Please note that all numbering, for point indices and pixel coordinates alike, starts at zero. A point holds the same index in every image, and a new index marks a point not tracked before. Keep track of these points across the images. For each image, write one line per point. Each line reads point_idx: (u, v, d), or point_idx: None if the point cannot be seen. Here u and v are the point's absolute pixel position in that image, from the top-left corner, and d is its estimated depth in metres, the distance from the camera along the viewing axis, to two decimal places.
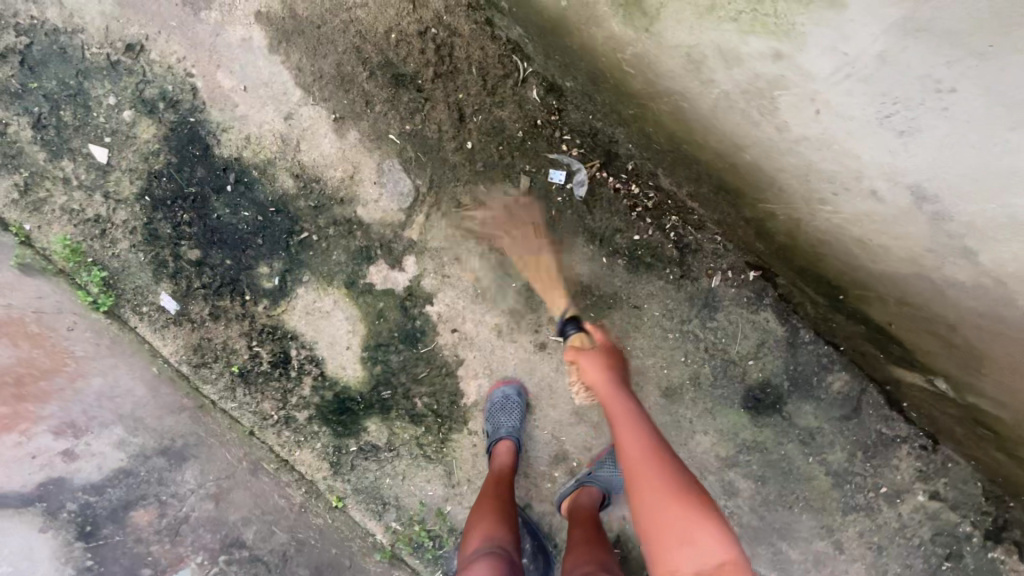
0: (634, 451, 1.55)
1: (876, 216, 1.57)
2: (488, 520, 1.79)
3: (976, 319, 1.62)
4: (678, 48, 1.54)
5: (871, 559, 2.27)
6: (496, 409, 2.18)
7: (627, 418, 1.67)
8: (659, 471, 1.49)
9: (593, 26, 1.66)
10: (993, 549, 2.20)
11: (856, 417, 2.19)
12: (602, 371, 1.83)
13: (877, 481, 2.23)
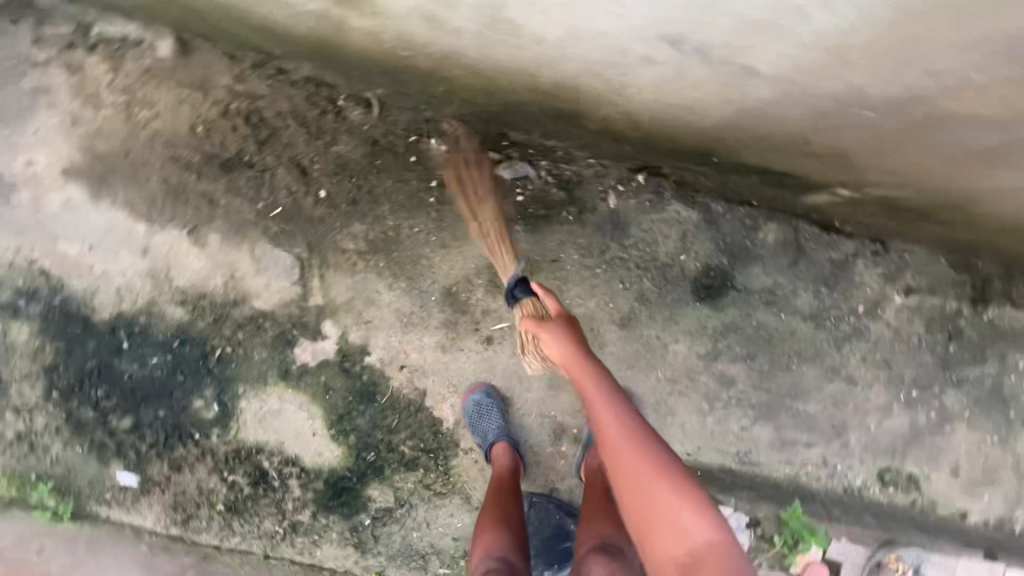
0: (614, 437, 1.40)
1: (668, 78, 1.56)
2: (492, 524, 1.74)
3: (813, 127, 1.65)
4: (412, 15, 1.54)
5: (886, 376, 2.26)
6: (475, 417, 2.13)
7: (608, 401, 1.45)
8: (657, 475, 1.34)
9: (343, 31, 1.69)
10: (979, 311, 2.25)
11: (803, 257, 2.17)
12: (563, 340, 1.61)
13: (853, 304, 2.21)
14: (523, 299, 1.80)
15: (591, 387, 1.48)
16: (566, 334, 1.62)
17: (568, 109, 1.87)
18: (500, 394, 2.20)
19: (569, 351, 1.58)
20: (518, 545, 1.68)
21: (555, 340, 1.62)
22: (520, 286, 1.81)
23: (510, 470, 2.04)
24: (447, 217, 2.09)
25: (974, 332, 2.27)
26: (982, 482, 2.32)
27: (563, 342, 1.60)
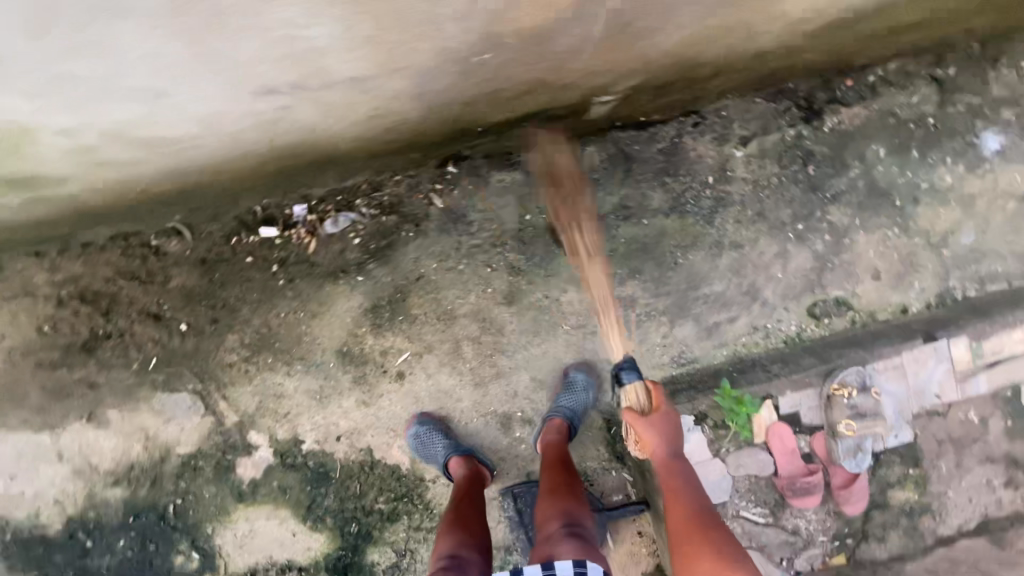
0: (683, 490, 1.77)
1: (335, 98, 1.78)
2: (449, 530, 1.82)
3: (490, 71, 1.80)
4: (114, 147, 1.83)
5: (767, 225, 2.31)
6: (424, 450, 2.20)
7: (686, 481, 1.80)
8: (705, 512, 1.69)
9: (103, 184, 2.00)
10: (817, 125, 2.28)
11: (634, 161, 2.23)
12: (666, 455, 1.86)
13: (702, 178, 2.26)
14: (632, 394, 1.90)
15: (680, 476, 1.82)
16: (662, 429, 1.87)
17: (335, 150, 2.05)
18: (438, 420, 2.26)
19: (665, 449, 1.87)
20: (477, 545, 1.77)
21: (658, 446, 1.87)
22: (626, 378, 1.88)
23: (468, 478, 2.09)
24: (303, 289, 2.15)
25: (825, 144, 2.29)
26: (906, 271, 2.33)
27: (665, 445, 1.87)
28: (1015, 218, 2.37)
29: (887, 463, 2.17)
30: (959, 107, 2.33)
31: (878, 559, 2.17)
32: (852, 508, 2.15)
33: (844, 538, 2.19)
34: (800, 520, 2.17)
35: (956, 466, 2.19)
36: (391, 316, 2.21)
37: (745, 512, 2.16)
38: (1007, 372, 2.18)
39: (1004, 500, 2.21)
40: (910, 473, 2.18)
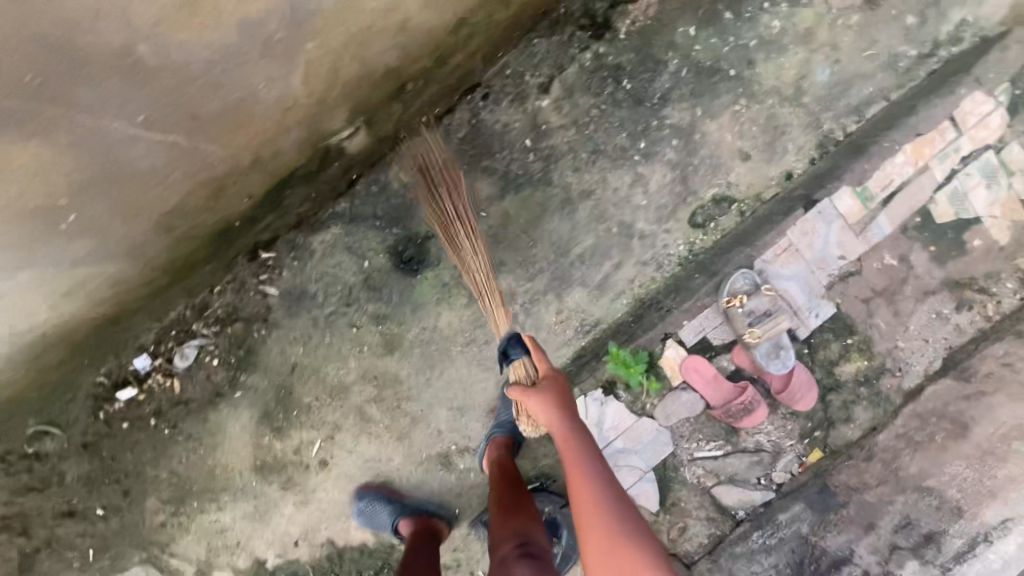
0: (584, 470, 1.52)
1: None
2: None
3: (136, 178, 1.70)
4: None
5: (608, 159, 2.14)
6: (378, 522, 2.14)
7: (587, 458, 1.54)
8: (608, 495, 1.46)
9: None
10: (612, 35, 2.07)
11: (443, 160, 2.07)
12: (557, 425, 1.64)
13: (520, 145, 2.10)
14: (520, 358, 1.79)
15: (574, 449, 1.57)
16: (552, 403, 1.65)
17: (120, 292, 1.94)
18: (379, 486, 2.22)
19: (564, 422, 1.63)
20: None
21: (549, 414, 1.65)
22: (511, 350, 1.79)
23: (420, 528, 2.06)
24: (189, 427, 2.11)
25: (629, 51, 2.09)
26: (770, 141, 2.11)
27: (554, 415, 1.64)
28: (868, 27, 2.06)
29: (821, 343, 2.03)
30: None
31: (855, 441, 2.02)
32: (805, 404, 2.02)
33: (813, 434, 2.05)
34: (758, 436, 2.06)
35: (895, 315, 2.03)
36: (285, 413, 2.15)
37: (699, 451, 2.06)
38: (904, 202, 1.96)
39: (957, 325, 2.04)
40: (850, 341, 2.03)
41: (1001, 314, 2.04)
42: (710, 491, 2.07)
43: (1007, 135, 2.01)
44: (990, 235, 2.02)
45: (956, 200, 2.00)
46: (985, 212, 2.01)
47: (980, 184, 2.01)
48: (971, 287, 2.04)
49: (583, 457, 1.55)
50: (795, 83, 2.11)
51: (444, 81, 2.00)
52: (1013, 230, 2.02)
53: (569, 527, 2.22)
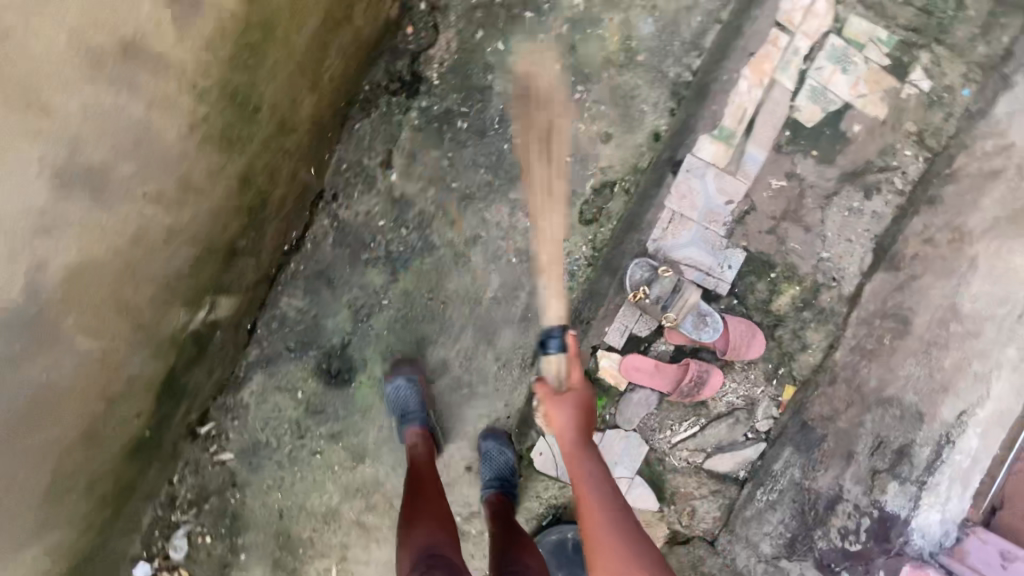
0: (593, 493, 1.42)
1: None
2: (429, 520, 1.67)
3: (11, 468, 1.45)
4: None
5: (478, 199, 2.12)
6: (395, 401, 2.08)
7: (598, 476, 1.45)
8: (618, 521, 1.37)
9: None
10: (427, 86, 2.04)
11: (326, 270, 2.07)
12: (574, 432, 1.50)
13: (390, 223, 2.08)
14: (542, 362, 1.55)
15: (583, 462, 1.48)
16: (575, 411, 1.51)
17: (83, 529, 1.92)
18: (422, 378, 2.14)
19: (579, 432, 1.50)
20: (453, 544, 1.62)
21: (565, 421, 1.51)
22: (550, 344, 1.51)
23: (425, 459, 1.96)
24: None
25: (450, 93, 2.05)
26: (624, 112, 2.03)
27: (573, 424, 1.50)
28: None
29: (748, 286, 1.99)
30: None
31: (819, 364, 1.98)
32: (756, 350, 1.97)
33: (778, 373, 2.02)
34: (727, 397, 2.04)
35: (806, 230, 1.97)
36: (291, 557, 2.18)
37: (677, 436, 2.04)
38: (768, 122, 1.91)
39: (873, 213, 1.96)
40: (774, 274, 1.98)
41: (912, 182, 1.94)
42: (705, 466, 2.05)
43: (842, 12, 1.91)
44: (866, 115, 1.95)
45: (817, 96, 1.92)
46: (852, 95, 1.93)
47: (836, 71, 1.92)
48: (869, 171, 1.97)
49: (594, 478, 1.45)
50: (622, 48, 2.04)
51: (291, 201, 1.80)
52: (886, 99, 1.94)
53: None
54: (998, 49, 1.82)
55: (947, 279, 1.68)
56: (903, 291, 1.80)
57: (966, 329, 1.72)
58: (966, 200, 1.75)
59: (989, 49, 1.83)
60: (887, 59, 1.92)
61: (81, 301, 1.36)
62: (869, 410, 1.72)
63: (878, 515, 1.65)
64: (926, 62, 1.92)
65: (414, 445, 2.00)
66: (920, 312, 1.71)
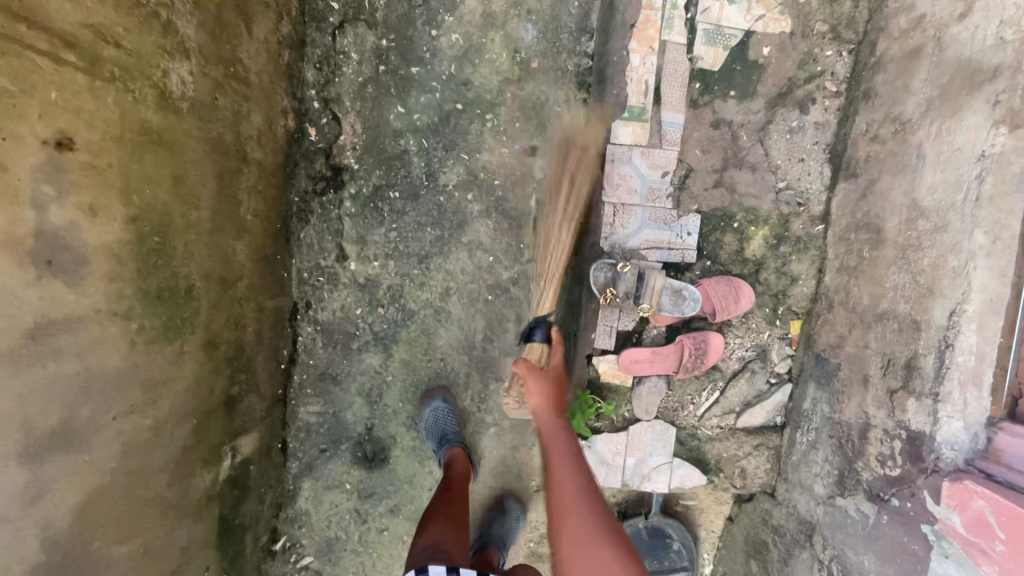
0: (572, 469, 1.50)
1: None
2: (443, 521, 1.69)
3: None
4: None
5: (437, 255, 2.18)
6: (432, 423, 2.12)
7: (569, 453, 1.55)
8: (588, 493, 1.44)
9: None
10: (349, 172, 2.10)
11: (326, 370, 2.19)
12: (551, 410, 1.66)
13: (367, 308, 2.17)
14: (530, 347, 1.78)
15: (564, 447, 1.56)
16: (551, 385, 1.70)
17: None
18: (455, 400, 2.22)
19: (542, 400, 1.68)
20: (461, 542, 1.65)
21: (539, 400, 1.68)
22: (538, 330, 1.72)
23: (459, 475, 1.95)
24: None
25: (373, 170, 2.11)
26: (540, 122, 2.14)
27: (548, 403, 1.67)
28: None
29: (715, 244, 1.95)
30: (379, 4, 2.04)
31: (815, 292, 1.95)
32: (747, 300, 1.93)
33: (778, 314, 1.98)
34: (736, 353, 2.01)
35: (753, 168, 1.92)
36: None
37: (702, 407, 2.03)
38: (673, 83, 1.86)
39: (816, 125, 1.90)
40: (737, 224, 1.94)
41: (844, 82, 1.88)
42: (739, 425, 2.04)
43: None
44: (771, 35, 1.87)
45: (714, 38, 1.85)
46: (749, 22, 1.85)
47: (723, 6, 1.84)
48: (796, 87, 1.89)
49: (569, 456, 1.53)
50: (514, 63, 2.09)
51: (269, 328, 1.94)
52: (787, 10, 1.86)
53: (672, 528, 2.09)
54: None
55: (901, 176, 1.59)
56: (867, 198, 1.72)
57: (931, 215, 1.48)
58: (898, 87, 1.65)
59: None
60: None
61: (99, 524, 1.24)
62: (870, 329, 1.65)
63: (907, 435, 1.49)
64: None
65: (451, 459, 2.01)
66: (888, 216, 1.62)
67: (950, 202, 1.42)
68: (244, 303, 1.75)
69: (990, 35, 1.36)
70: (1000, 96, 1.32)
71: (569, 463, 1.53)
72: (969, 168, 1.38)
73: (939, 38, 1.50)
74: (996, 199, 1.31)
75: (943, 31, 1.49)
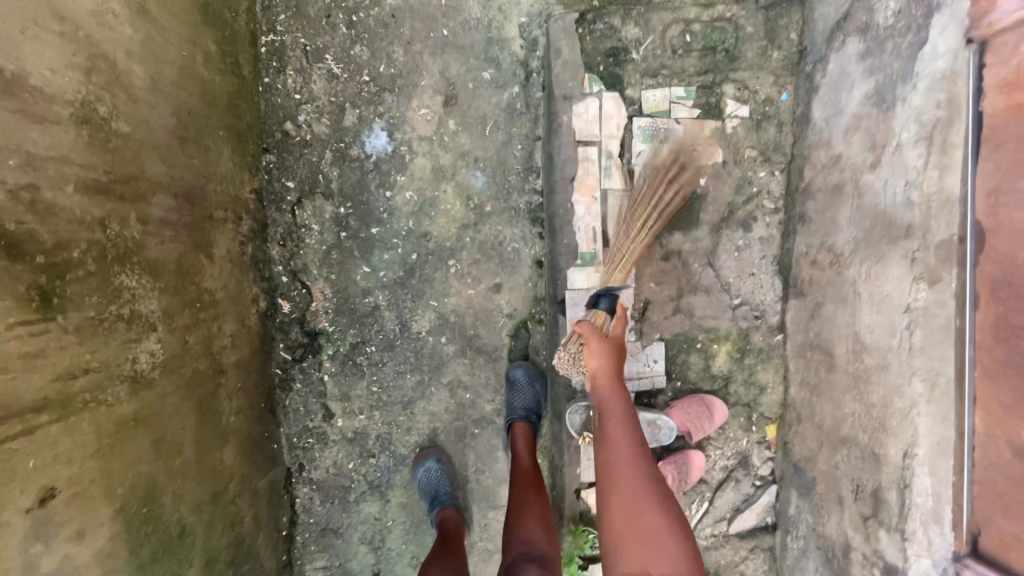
0: (628, 442, 1.64)
1: None
2: (442, 562, 1.79)
3: None
4: None
5: (418, 398, 2.24)
6: (424, 485, 2.14)
7: (626, 427, 1.66)
8: (638, 462, 1.60)
9: None
10: (324, 334, 2.17)
11: (326, 526, 2.23)
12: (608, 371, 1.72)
13: (359, 459, 2.23)
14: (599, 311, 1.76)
15: (619, 425, 1.66)
16: (607, 354, 1.72)
17: None
18: (448, 457, 2.22)
19: (604, 363, 1.71)
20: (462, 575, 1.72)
21: (598, 365, 1.72)
22: (604, 298, 1.77)
23: (452, 532, 1.99)
24: None
25: (347, 329, 2.18)
26: (501, 259, 2.22)
27: (609, 368, 1.71)
28: (469, 121, 2.15)
29: (682, 365, 2.03)
30: (331, 175, 2.12)
31: (784, 398, 2.02)
32: (721, 414, 2.00)
33: (753, 420, 2.05)
34: (719, 464, 2.08)
35: (707, 291, 2.00)
36: None
37: (694, 518, 2.08)
38: (619, 228, 1.94)
39: (761, 241, 1.99)
40: (700, 344, 2.02)
41: (781, 198, 1.97)
42: (731, 530, 2.09)
43: (633, 93, 1.93)
44: (705, 166, 1.96)
45: (651, 178, 1.95)
46: (682, 158, 1.95)
47: (655, 147, 1.95)
48: (736, 209, 1.98)
49: (620, 429, 1.66)
50: (467, 209, 2.18)
51: (263, 506, 1.99)
52: (716, 142, 1.95)
53: None
54: (789, 56, 1.89)
55: (842, 306, 1.67)
56: (816, 319, 1.80)
57: (874, 352, 1.55)
58: (827, 218, 1.74)
59: (785, 51, 1.89)
60: (696, 109, 1.94)
61: None
62: (837, 451, 1.71)
63: (883, 564, 1.56)
64: (732, 93, 1.93)
65: (445, 519, 2.05)
66: (837, 343, 1.70)
67: (887, 345, 1.50)
68: (238, 499, 1.81)
69: (897, 194, 1.46)
70: (915, 254, 1.41)
71: (625, 426, 1.66)
72: (898, 317, 1.46)
73: (855, 183, 1.60)
74: (927, 351, 1.40)
75: (858, 176, 1.59)
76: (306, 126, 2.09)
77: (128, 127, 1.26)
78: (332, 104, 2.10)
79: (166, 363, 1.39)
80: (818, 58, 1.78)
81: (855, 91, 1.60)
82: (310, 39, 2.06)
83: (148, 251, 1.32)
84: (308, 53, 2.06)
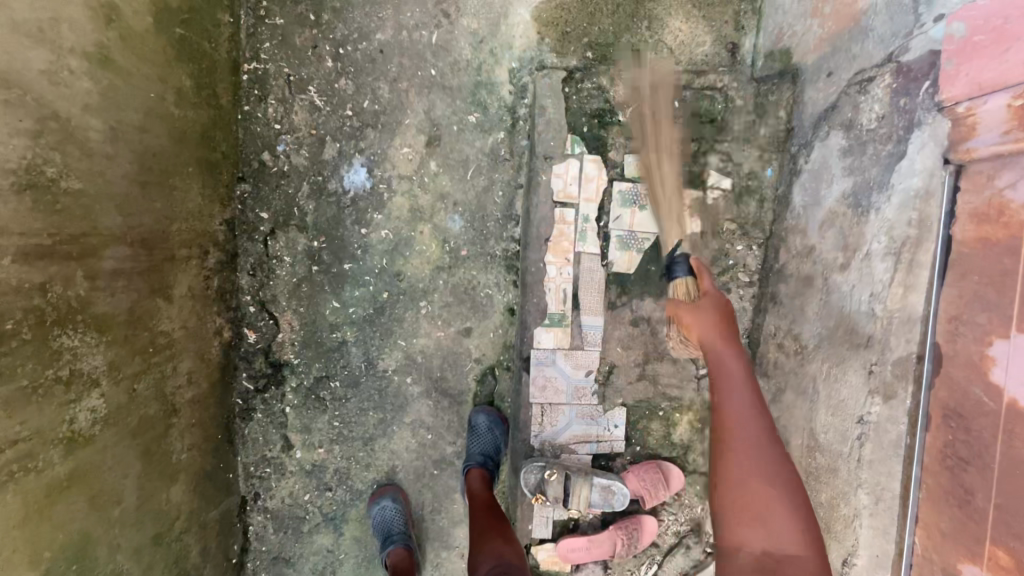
0: (742, 402, 1.48)
1: None
2: None
3: None
4: None
5: (380, 435, 2.21)
6: (378, 523, 2.13)
7: (740, 388, 1.51)
8: (754, 424, 1.44)
9: None
10: (289, 367, 2.15)
11: (277, 555, 2.23)
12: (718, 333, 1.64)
13: (315, 492, 2.22)
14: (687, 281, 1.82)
15: (733, 390, 1.51)
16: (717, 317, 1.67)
17: None
18: (405, 496, 2.20)
19: (714, 324, 1.65)
20: None
21: (705, 326, 1.67)
22: (678, 267, 1.85)
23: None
24: None
25: (312, 362, 2.16)
26: (473, 305, 2.15)
27: (718, 329, 1.65)
28: (451, 164, 2.09)
29: (643, 431, 2.04)
30: (307, 207, 2.09)
31: None
32: (677, 481, 1.99)
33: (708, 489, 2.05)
34: (672, 528, 2.08)
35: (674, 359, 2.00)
36: None
37: None
38: (589, 291, 1.98)
39: None
40: (663, 412, 2.03)
41: (756, 273, 1.95)
42: None
43: (615, 156, 1.97)
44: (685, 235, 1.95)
45: (627, 243, 1.97)
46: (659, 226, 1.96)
47: (634, 212, 1.96)
48: (711, 280, 1.96)
49: (734, 390, 1.51)
50: (443, 251, 2.12)
51: (212, 536, 2.00)
52: (696, 212, 1.94)
53: None
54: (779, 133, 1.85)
55: (802, 398, 1.67)
56: (777, 403, 1.80)
57: (827, 453, 1.54)
58: (796, 305, 1.73)
59: (772, 127, 1.89)
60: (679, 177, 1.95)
61: None
62: None
63: None
64: (716, 165, 1.95)
65: (395, 563, 2.04)
66: (794, 434, 1.70)
67: (838, 449, 1.50)
68: (185, 535, 1.81)
69: (863, 302, 1.45)
70: (873, 366, 1.40)
71: (741, 388, 1.51)
72: (851, 425, 1.46)
73: (825, 279, 1.59)
74: (875, 464, 1.39)
75: (828, 274, 1.58)
76: (284, 157, 2.05)
77: (81, 183, 1.26)
78: (314, 137, 2.06)
79: (112, 415, 1.39)
80: (804, 142, 1.76)
81: (834, 187, 1.58)
82: (294, 70, 2.02)
83: (95, 306, 1.31)
84: (292, 83, 2.02)
